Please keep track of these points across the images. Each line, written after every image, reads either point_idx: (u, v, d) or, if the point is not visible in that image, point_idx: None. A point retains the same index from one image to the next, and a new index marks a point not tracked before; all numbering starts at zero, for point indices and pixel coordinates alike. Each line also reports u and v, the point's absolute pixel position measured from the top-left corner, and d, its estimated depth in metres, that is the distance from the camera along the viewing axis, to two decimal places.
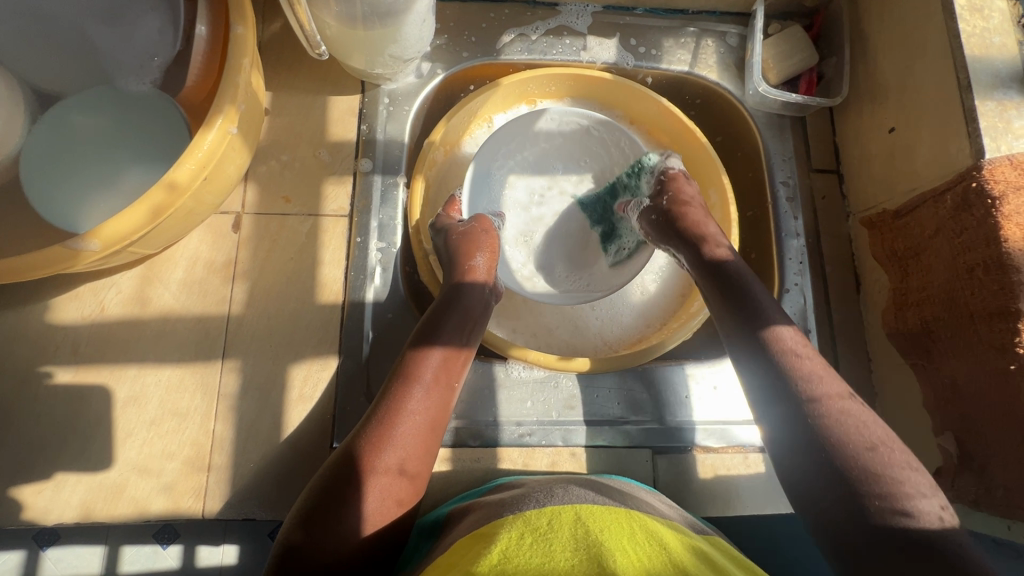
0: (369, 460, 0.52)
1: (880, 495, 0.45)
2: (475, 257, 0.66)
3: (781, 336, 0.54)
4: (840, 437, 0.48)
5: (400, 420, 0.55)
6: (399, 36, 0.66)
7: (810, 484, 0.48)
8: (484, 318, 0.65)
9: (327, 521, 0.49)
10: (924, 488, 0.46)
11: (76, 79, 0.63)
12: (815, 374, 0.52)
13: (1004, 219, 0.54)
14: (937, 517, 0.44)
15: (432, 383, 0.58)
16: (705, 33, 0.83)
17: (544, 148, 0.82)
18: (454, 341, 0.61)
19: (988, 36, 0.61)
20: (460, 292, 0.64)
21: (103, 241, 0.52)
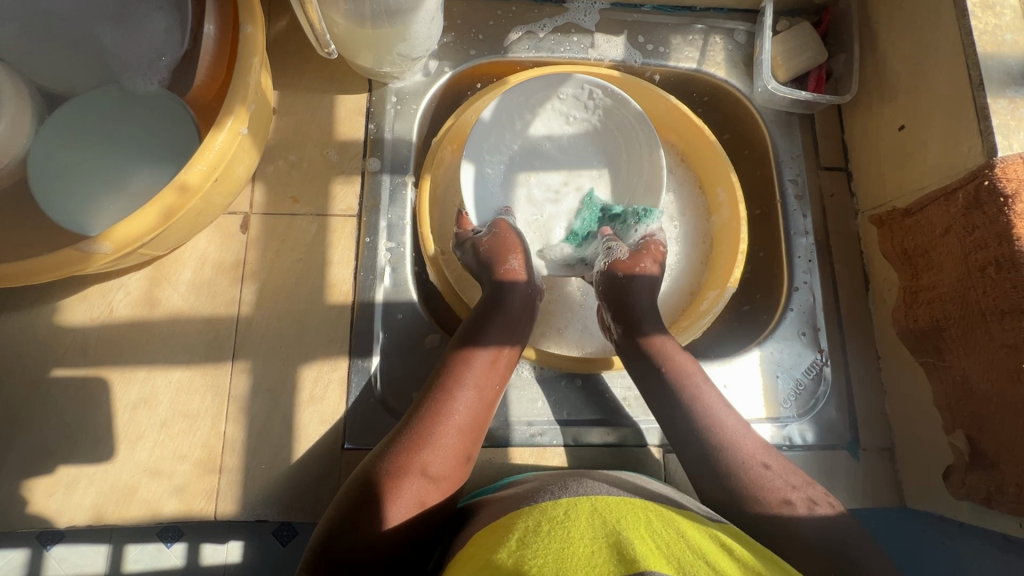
0: (414, 453, 0.54)
1: (761, 489, 0.54)
2: (509, 260, 0.67)
3: (656, 342, 0.65)
4: (720, 437, 0.58)
5: (443, 417, 0.56)
6: (408, 35, 0.65)
7: (714, 483, 0.57)
8: (529, 321, 0.66)
9: (366, 510, 0.50)
10: (803, 482, 0.56)
11: (83, 80, 0.63)
12: (701, 384, 0.62)
13: (1017, 218, 0.54)
14: (799, 506, 0.53)
15: (477, 382, 0.59)
16: (713, 30, 0.82)
17: (555, 144, 0.81)
18: (500, 342, 0.62)
19: (1001, 33, 0.61)
20: (505, 293, 0.66)
21: (115, 244, 0.52)
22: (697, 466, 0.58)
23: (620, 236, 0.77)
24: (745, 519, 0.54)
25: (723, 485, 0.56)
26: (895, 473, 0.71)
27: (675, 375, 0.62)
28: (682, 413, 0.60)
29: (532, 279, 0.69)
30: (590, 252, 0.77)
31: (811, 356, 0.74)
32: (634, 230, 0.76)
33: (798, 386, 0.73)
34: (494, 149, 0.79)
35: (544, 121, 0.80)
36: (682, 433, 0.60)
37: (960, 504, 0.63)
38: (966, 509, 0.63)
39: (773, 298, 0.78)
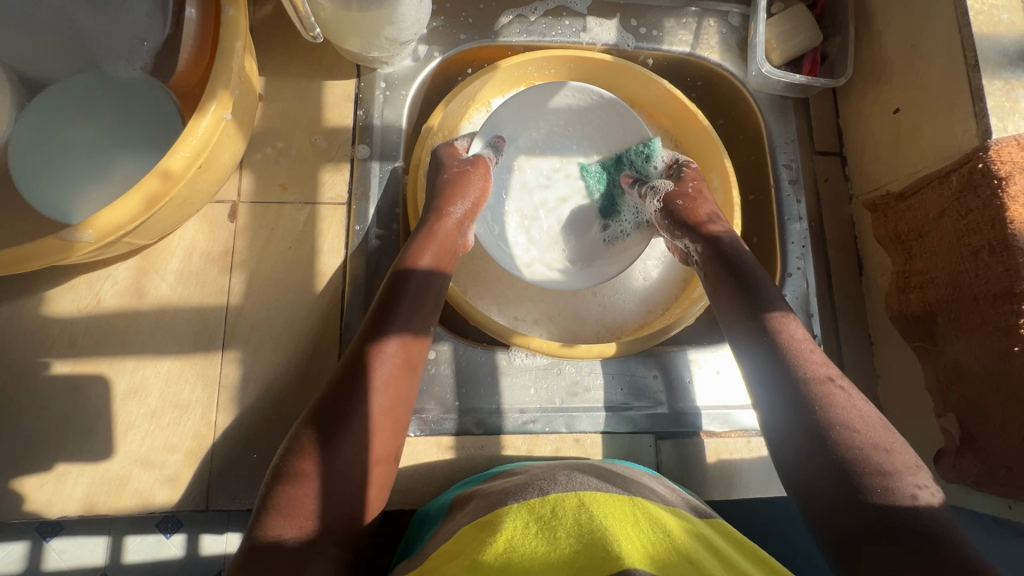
0: (331, 447, 0.51)
1: (876, 474, 0.48)
2: (453, 204, 0.67)
3: (782, 321, 0.58)
4: (842, 416, 0.51)
5: (356, 407, 0.53)
6: (395, 18, 0.64)
7: (819, 465, 0.50)
8: (442, 293, 0.63)
9: (298, 513, 0.49)
10: (909, 464, 0.50)
11: (61, 65, 0.61)
12: (813, 362, 0.55)
13: (1010, 200, 0.54)
14: (924, 496, 0.47)
15: (391, 369, 0.56)
16: (707, 13, 0.81)
17: (553, 125, 0.82)
18: (410, 326, 0.58)
19: (997, 13, 0.60)
20: (410, 273, 0.61)
21: (98, 232, 0.51)
22: (801, 437, 0.52)
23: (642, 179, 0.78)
24: (856, 507, 0.47)
25: (836, 469, 0.49)
26: None
27: (794, 351, 0.55)
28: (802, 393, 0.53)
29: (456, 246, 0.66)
30: (632, 209, 0.80)
31: None
32: (652, 166, 0.77)
33: None
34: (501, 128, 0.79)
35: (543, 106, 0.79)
36: (792, 410, 0.53)
37: (951, 487, 0.63)
38: (957, 493, 0.63)
39: None
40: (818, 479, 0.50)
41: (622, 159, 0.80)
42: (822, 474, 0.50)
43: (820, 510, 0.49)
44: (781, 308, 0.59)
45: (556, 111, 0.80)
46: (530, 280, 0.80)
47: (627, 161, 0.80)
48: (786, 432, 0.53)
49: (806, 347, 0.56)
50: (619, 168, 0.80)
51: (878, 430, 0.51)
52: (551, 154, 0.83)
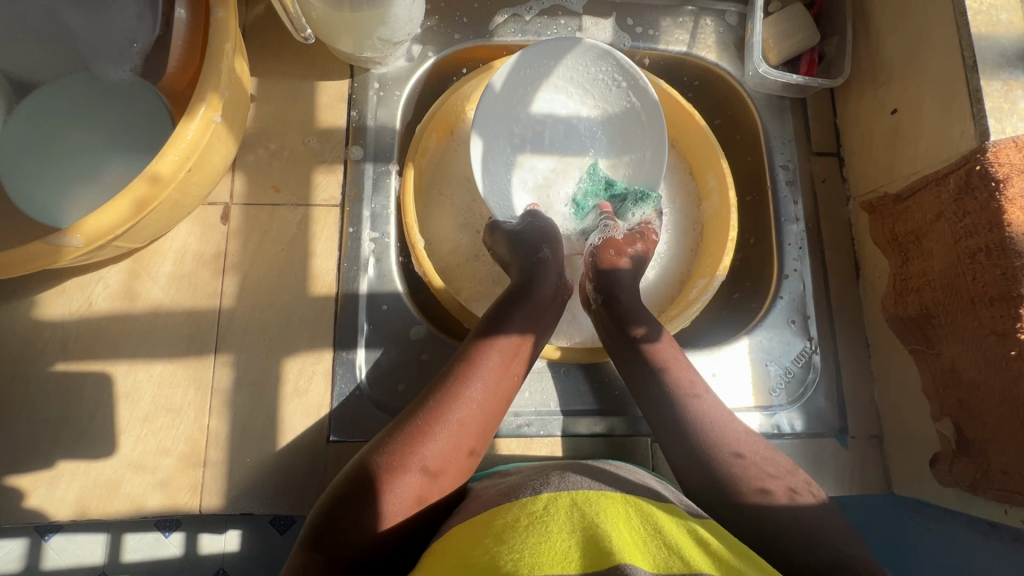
0: (416, 445, 0.52)
1: (736, 478, 0.53)
2: (543, 251, 0.66)
3: (655, 345, 0.63)
4: (713, 440, 0.56)
5: (455, 405, 0.55)
6: (387, 18, 0.63)
7: (696, 477, 0.55)
8: (552, 317, 0.64)
9: (363, 509, 0.49)
10: (787, 470, 0.54)
11: (47, 66, 0.61)
12: (685, 378, 0.61)
13: (1008, 203, 0.53)
14: (780, 495, 0.51)
15: (491, 378, 0.57)
16: (704, 12, 0.80)
17: (548, 125, 0.78)
18: (522, 333, 0.61)
19: (995, 13, 0.59)
20: (537, 283, 0.64)
21: (86, 236, 0.50)
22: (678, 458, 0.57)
23: (618, 215, 0.75)
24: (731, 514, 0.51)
25: (709, 481, 0.54)
26: (883, 461, 0.71)
27: (676, 384, 0.60)
28: (671, 419, 0.58)
29: (563, 268, 0.67)
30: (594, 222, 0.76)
31: (800, 344, 0.73)
32: (632, 214, 0.74)
33: (787, 374, 0.72)
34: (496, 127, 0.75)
35: (544, 95, 0.77)
36: (668, 429, 0.58)
37: (946, 491, 0.63)
38: (952, 497, 0.63)
39: (764, 285, 0.77)
40: (701, 491, 0.54)
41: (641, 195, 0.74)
42: (704, 485, 0.54)
43: (708, 521, 0.53)
44: (659, 336, 0.64)
45: (557, 101, 0.77)
46: None
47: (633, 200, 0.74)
48: (670, 451, 0.58)
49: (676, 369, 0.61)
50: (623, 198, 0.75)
51: (754, 448, 0.56)
52: (551, 151, 0.78)
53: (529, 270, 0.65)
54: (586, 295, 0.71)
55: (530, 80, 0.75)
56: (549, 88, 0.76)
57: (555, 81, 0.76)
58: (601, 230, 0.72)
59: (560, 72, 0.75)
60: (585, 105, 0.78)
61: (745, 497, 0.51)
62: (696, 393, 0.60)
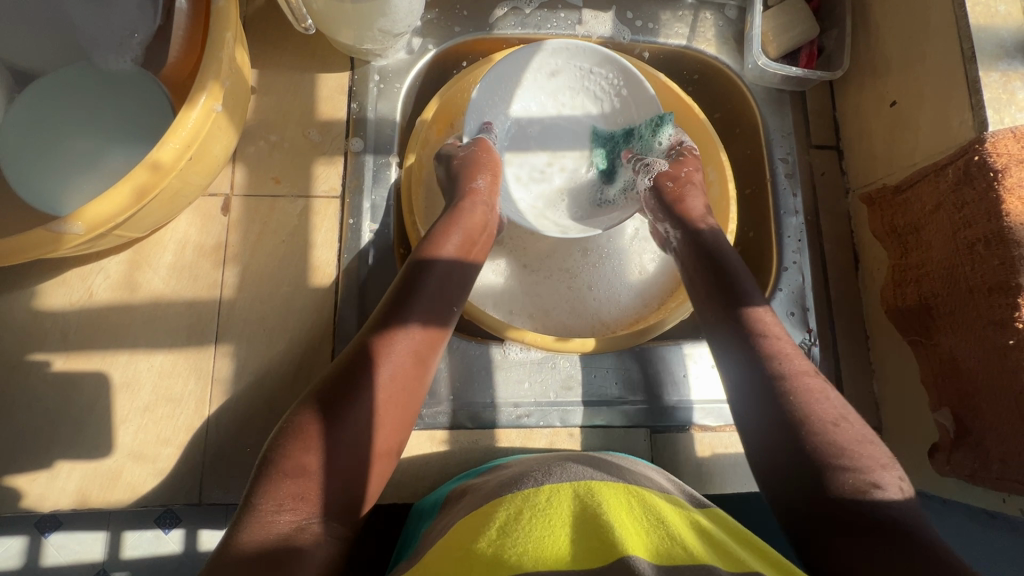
0: (325, 435, 0.47)
1: (834, 459, 0.47)
2: (476, 178, 0.67)
3: (758, 311, 0.58)
4: (811, 409, 0.50)
5: (365, 393, 0.50)
6: (387, 9, 0.64)
7: (776, 449, 0.50)
8: (464, 286, 0.61)
9: (273, 513, 0.44)
10: (880, 459, 0.48)
11: (48, 56, 0.61)
12: (787, 351, 0.55)
13: (1006, 193, 0.53)
14: (889, 488, 0.46)
15: (404, 356, 0.53)
16: (704, 6, 0.81)
17: (543, 120, 0.78)
18: (428, 314, 0.56)
19: (994, 4, 0.59)
20: (433, 261, 0.59)
21: (87, 224, 0.51)
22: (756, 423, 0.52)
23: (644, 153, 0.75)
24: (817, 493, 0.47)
25: (802, 454, 0.48)
26: None
27: (770, 344, 0.55)
28: (773, 383, 0.53)
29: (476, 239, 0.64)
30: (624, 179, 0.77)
31: (799, 336, 0.73)
32: (657, 142, 0.74)
33: None
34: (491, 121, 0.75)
35: (522, 94, 0.77)
36: (757, 392, 0.53)
37: (945, 482, 0.63)
38: (951, 487, 0.63)
39: (764, 277, 0.77)
40: (782, 471, 0.49)
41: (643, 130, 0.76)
42: (778, 460, 0.50)
43: (790, 502, 0.48)
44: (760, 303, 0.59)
45: (535, 99, 0.78)
46: (527, 274, 0.80)
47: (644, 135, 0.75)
48: (745, 416, 0.54)
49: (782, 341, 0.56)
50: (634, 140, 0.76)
51: (854, 429, 0.50)
52: (540, 147, 0.79)
53: (431, 246, 0.61)
54: (660, 235, 0.71)
55: (510, 80, 0.75)
56: (541, 82, 0.77)
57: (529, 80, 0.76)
58: (642, 172, 0.73)
59: (534, 73, 0.76)
60: (565, 104, 0.78)
61: (842, 484, 0.46)
62: (807, 372, 0.54)
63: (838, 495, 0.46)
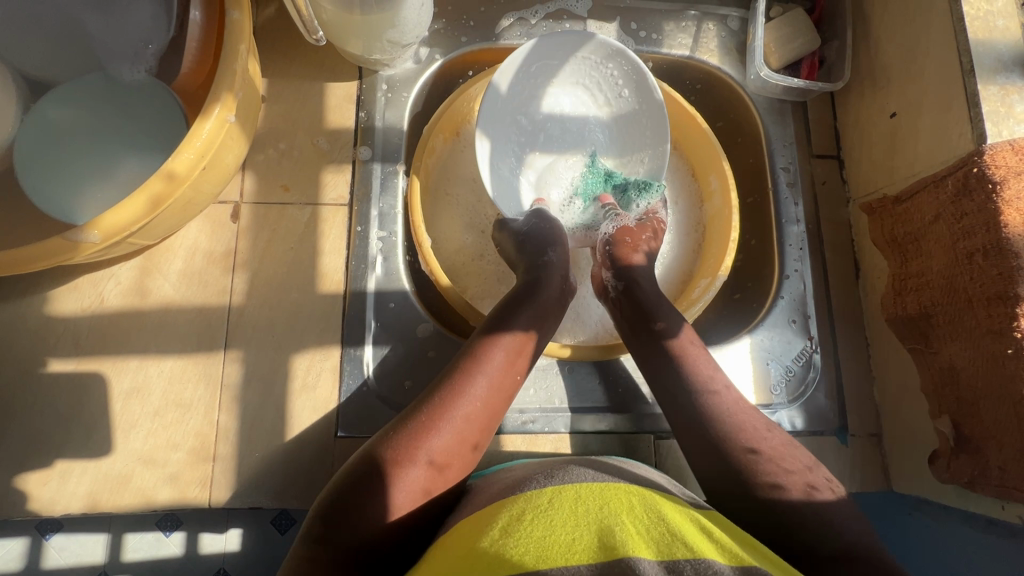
0: (418, 441, 0.53)
1: (750, 468, 0.53)
2: (546, 253, 0.68)
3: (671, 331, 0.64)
4: (745, 430, 0.56)
5: (454, 403, 0.55)
6: (397, 21, 0.65)
7: (710, 462, 0.56)
8: (552, 320, 0.65)
9: (365, 502, 0.50)
10: (806, 466, 0.54)
11: (62, 66, 0.62)
12: (711, 377, 0.60)
13: (1005, 204, 0.54)
14: (823, 491, 0.52)
15: (495, 374, 0.58)
16: (706, 17, 0.82)
17: (551, 125, 0.78)
18: (528, 328, 0.62)
19: (992, 19, 0.60)
20: (541, 284, 0.66)
21: (103, 232, 0.52)
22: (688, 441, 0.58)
23: (620, 207, 0.76)
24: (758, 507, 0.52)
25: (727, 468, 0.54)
26: (882, 459, 0.72)
27: (685, 366, 0.61)
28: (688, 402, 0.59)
29: (567, 268, 0.69)
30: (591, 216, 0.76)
31: (801, 343, 0.74)
32: (636, 203, 0.76)
33: (788, 372, 0.73)
34: (500, 127, 0.75)
35: (555, 87, 0.77)
36: (686, 419, 0.58)
37: (945, 488, 0.64)
38: (950, 493, 0.64)
39: (765, 285, 0.78)
40: (716, 480, 0.55)
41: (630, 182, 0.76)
42: (712, 476, 0.55)
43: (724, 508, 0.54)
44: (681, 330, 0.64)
45: (567, 94, 0.78)
46: None
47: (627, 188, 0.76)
48: (685, 445, 0.58)
49: (704, 362, 0.62)
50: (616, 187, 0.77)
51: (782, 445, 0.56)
52: (556, 146, 0.79)
53: (547, 264, 0.67)
54: (600, 283, 0.71)
55: (527, 82, 0.76)
56: (549, 88, 0.77)
57: (567, 71, 0.77)
58: (611, 218, 0.74)
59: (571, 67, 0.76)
60: (594, 101, 0.78)
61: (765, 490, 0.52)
62: (721, 390, 0.60)
63: (762, 500, 0.51)
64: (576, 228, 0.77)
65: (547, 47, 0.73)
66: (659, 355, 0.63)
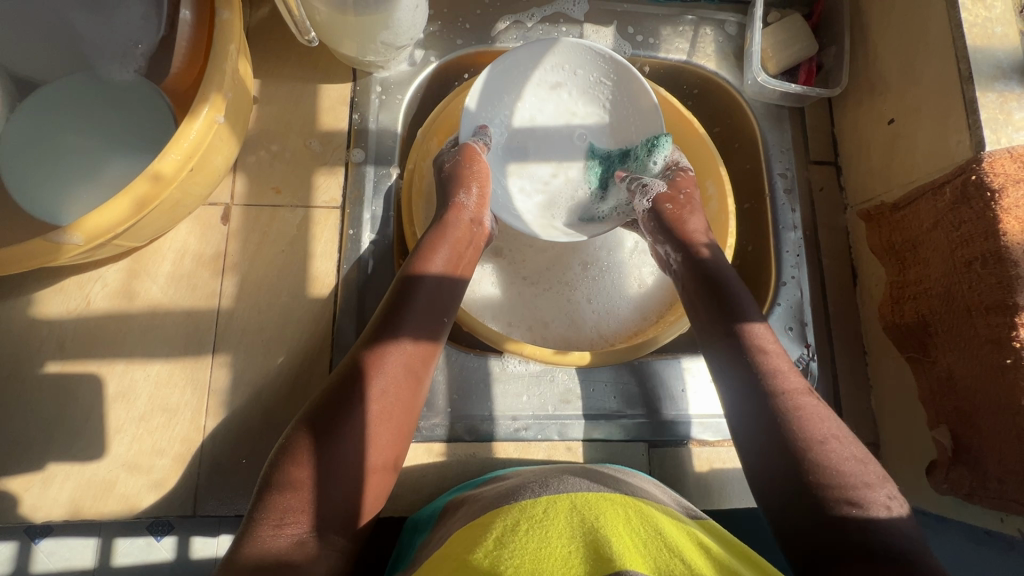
0: (333, 448, 0.50)
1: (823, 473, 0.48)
2: (460, 196, 0.67)
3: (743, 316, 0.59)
4: (805, 432, 0.51)
5: (361, 404, 0.52)
6: (391, 22, 0.64)
7: (765, 447, 0.52)
8: (454, 300, 0.63)
9: (285, 520, 0.47)
10: (875, 477, 0.49)
11: (50, 65, 0.61)
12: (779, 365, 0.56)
13: (1003, 212, 0.54)
14: (878, 509, 0.46)
15: (400, 370, 0.55)
16: (703, 22, 0.81)
17: (546, 131, 0.78)
18: (423, 327, 0.58)
19: (990, 26, 0.60)
20: (422, 276, 0.61)
21: (86, 234, 0.51)
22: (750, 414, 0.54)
23: (639, 172, 0.75)
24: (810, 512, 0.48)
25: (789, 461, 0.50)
26: (879, 468, 0.71)
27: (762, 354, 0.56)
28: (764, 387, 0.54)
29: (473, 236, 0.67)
30: (616, 200, 0.76)
31: (797, 351, 0.73)
32: (652, 161, 0.73)
33: None
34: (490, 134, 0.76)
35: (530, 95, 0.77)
36: (750, 413, 0.54)
37: (943, 500, 0.63)
38: (948, 505, 0.63)
39: (761, 292, 0.78)
40: (779, 481, 0.50)
41: (627, 154, 0.76)
42: (773, 470, 0.51)
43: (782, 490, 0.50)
44: (758, 321, 0.59)
45: (549, 101, 0.78)
46: (525, 286, 0.80)
47: (631, 158, 0.76)
48: (745, 440, 0.54)
49: (777, 360, 0.56)
50: (623, 161, 0.76)
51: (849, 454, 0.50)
52: (543, 159, 0.78)
53: (422, 259, 0.62)
54: (660, 256, 0.71)
55: (512, 89, 0.76)
56: (537, 94, 0.77)
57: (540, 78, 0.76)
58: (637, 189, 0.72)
59: (541, 76, 0.76)
60: (576, 112, 0.78)
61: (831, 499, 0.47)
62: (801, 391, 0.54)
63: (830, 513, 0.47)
64: (615, 216, 0.76)
65: (527, 52, 0.73)
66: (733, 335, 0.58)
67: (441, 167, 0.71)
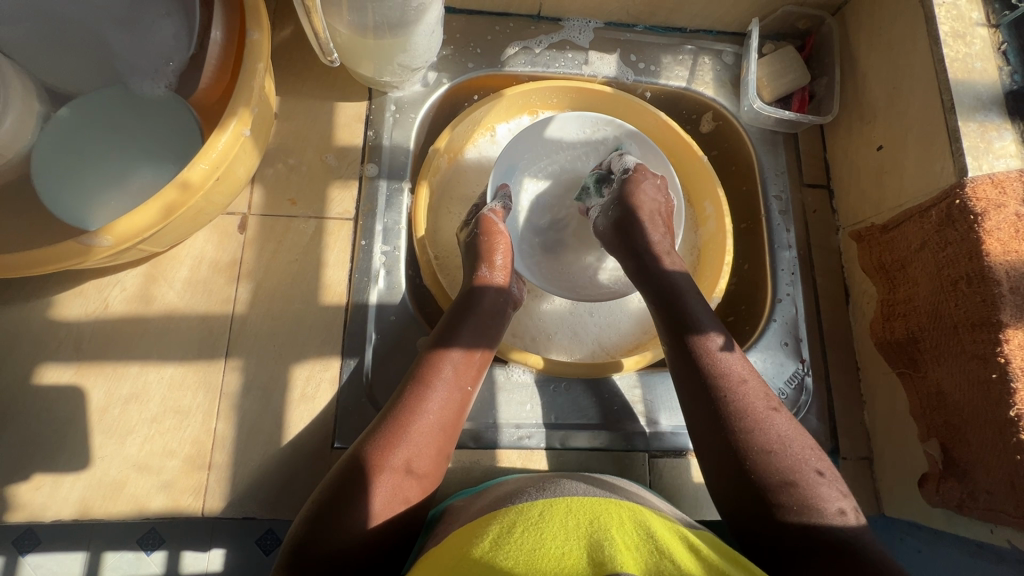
0: (383, 456, 0.53)
1: (788, 490, 0.50)
2: (493, 258, 0.69)
3: (708, 344, 0.59)
4: (768, 444, 0.52)
5: (417, 415, 0.56)
6: (408, 46, 0.68)
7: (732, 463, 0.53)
8: (499, 324, 0.67)
9: (334, 518, 0.49)
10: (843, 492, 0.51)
11: (86, 80, 0.64)
12: (742, 392, 0.56)
13: (986, 234, 0.57)
14: (844, 516, 0.49)
15: (449, 386, 0.59)
16: (702, 51, 0.86)
17: (558, 155, 0.85)
18: (472, 346, 0.62)
19: (971, 61, 0.64)
20: (478, 297, 0.66)
21: (115, 237, 0.53)
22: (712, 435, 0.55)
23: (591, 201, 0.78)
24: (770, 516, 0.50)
25: (745, 483, 0.52)
26: (873, 481, 0.73)
27: (720, 379, 0.56)
28: (720, 416, 0.55)
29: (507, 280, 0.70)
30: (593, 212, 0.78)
31: (793, 365, 0.76)
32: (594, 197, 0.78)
33: (781, 395, 0.75)
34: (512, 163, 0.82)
35: (551, 135, 0.82)
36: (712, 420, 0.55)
37: (934, 512, 0.65)
38: (938, 516, 0.64)
39: (757, 310, 0.81)
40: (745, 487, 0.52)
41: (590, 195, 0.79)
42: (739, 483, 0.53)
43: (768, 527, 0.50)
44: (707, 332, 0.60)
45: (566, 135, 0.83)
46: (529, 298, 0.82)
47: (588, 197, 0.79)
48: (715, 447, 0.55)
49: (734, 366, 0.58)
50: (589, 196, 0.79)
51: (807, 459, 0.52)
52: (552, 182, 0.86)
53: (480, 280, 0.67)
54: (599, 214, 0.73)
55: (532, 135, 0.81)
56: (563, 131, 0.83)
57: (556, 127, 0.82)
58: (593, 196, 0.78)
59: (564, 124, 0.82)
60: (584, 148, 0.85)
61: (790, 513, 0.49)
62: (769, 410, 0.55)
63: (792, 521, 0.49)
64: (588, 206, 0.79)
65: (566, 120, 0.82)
66: (690, 366, 0.58)
67: (465, 243, 0.74)
